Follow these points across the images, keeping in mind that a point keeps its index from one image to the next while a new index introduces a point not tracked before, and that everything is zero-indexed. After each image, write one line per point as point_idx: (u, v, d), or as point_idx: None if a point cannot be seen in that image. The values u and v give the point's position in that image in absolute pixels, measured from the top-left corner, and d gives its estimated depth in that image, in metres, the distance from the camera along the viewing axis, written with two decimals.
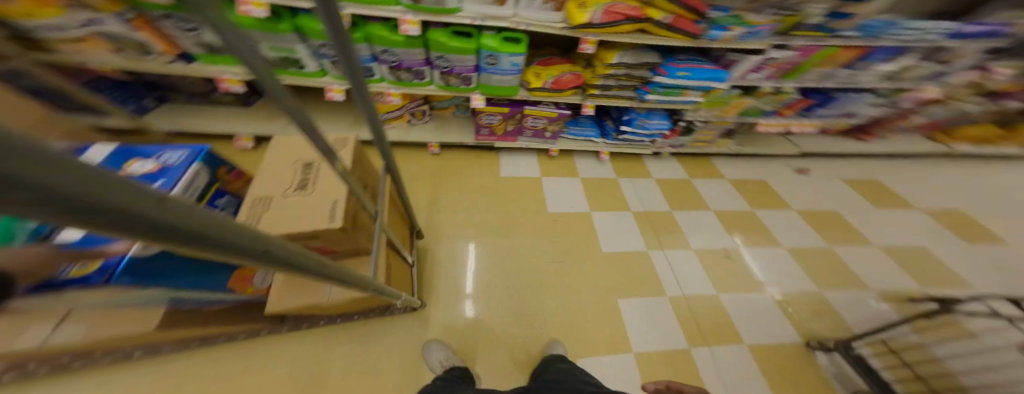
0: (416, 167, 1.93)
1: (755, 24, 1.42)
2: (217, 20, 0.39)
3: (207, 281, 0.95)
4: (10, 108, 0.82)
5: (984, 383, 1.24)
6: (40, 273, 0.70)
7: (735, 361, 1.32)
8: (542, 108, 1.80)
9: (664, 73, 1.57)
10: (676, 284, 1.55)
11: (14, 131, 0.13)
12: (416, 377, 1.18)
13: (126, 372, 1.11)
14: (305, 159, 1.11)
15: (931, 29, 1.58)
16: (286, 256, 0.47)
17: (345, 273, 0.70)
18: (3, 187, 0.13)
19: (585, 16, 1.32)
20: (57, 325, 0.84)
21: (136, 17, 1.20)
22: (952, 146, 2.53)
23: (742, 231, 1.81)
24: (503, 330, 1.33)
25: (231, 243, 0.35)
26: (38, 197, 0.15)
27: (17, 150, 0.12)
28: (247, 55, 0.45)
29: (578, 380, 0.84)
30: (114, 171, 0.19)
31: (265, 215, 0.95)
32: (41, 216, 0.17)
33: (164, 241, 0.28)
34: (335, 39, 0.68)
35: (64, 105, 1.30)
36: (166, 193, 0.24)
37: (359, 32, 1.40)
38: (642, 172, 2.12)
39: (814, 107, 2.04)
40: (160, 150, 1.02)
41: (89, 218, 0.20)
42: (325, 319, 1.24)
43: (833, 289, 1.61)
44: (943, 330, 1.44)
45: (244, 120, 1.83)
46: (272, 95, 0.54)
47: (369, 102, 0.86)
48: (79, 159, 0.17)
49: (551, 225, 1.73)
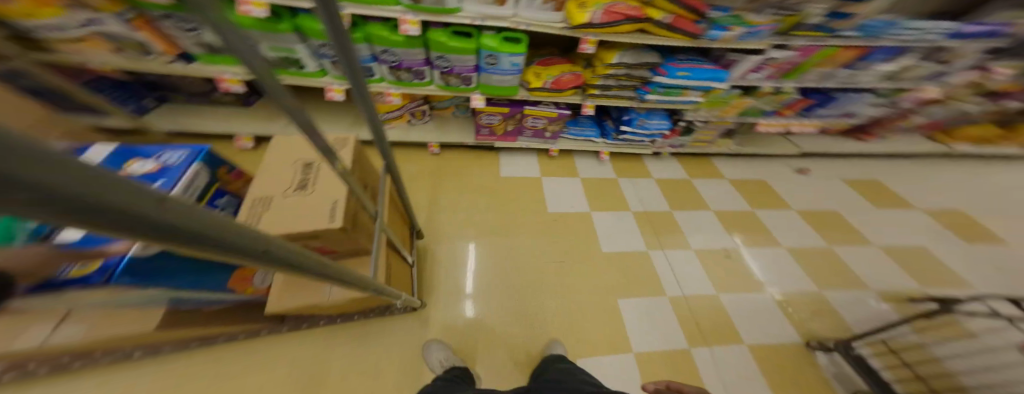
0: (416, 167, 1.93)
1: (755, 24, 1.42)
2: (217, 20, 0.39)
3: (207, 281, 0.95)
4: (10, 108, 0.82)
5: (984, 384, 1.23)
6: (40, 273, 0.69)
7: (735, 361, 1.32)
8: (542, 108, 1.80)
9: (664, 73, 1.57)
10: (676, 284, 1.54)
11: (13, 131, 0.13)
12: (416, 377, 1.17)
13: (126, 372, 1.10)
14: (305, 159, 1.11)
15: (932, 29, 1.58)
16: (285, 256, 0.46)
17: (345, 273, 0.70)
18: (3, 186, 0.13)
19: (584, 17, 1.32)
20: (57, 325, 0.83)
21: (136, 17, 1.20)
22: (951, 147, 2.53)
23: (742, 231, 1.81)
24: (503, 330, 1.33)
25: (231, 244, 0.35)
26: (38, 197, 0.15)
27: (17, 150, 0.12)
28: (247, 55, 0.45)
29: (578, 380, 0.83)
30: (115, 171, 0.19)
31: (265, 215, 0.94)
32: (41, 216, 0.17)
33: (163, 240, 0.28)
34: (335, 39, 0.68)
35: (64, 105, 1.29)
36: (167, 194, 0.24)
37: (359, 32, 1.39)
38: (642, 172, 2.12)
39: (815, 107, 2.00)
40: (160, 150, 1.02)
41: (89, 217, 0.20)
42: (325, 319, 1.24)
43: (832, 289, 1.60)
44: (943, 330, 1.44)
45: (243, 120, 1.83)
46: (273, 95, 0.53)
47: (369, 102, 0.86)
48: (79, 159, 0.16)
49: (551, 225, 1.73)
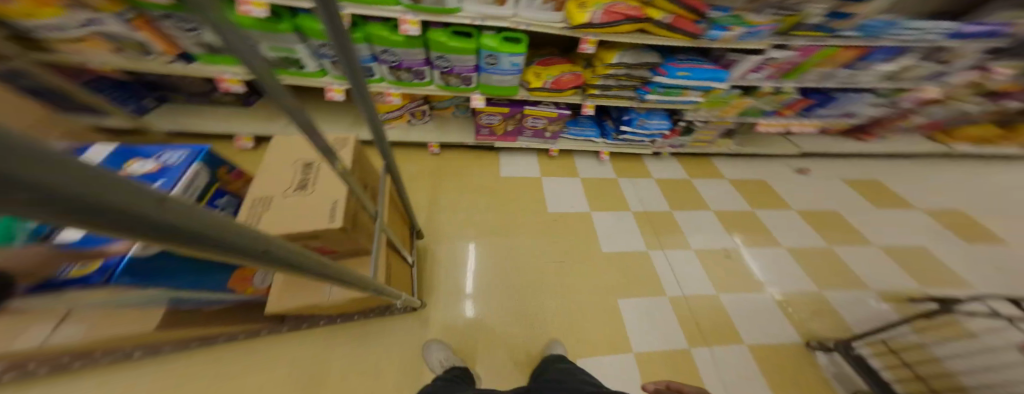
0: (416, 167, 1.94)
1: (754, 24, 1.42)
2: (217, 20, 0.40)
3: (207, 281, 0.96)
4: (10, 108, 0.80)
5: (984, 384, 1.24)
6: (41, 273, 0.69)
7: (735, 361, 1.33)
8: (542, 109, 1.80)
9: (664, 73, 1.57)
10: (676, 284, 1.55)
11: (12, 131, 0.13)
12: (416, 377, 1.18)
13: (126, 372, 1.11)
14: (306, 158, 1.11)
15: (931, 29, 1.59)
16: (286, 256, 0.47)
17: (345, 273, 0.71)
18: (3, 186, 0.13)
19: (584, 16, 1.32)
20: (57, 325, 0.84)
21: (136, 17, 1.20)
22: (951, 147, 2.54)
23: (742, 231, 1.81)
24: (503, 330, 1.34)
25: (231, 244, 0.36)
26: (38, 197, 0.16)
27: (16, 150, 0.13)
28: (247, 55, 0.45)
29: (578, 380, 0.84)
30: (114, 171, 0.19)
31: (266, 215, 0.95)
32: (42, 216, 0.18)
33: (164, 241, 0.29)
34: (335, 39, 0.68)
35: (64, 105, 1.29)
36: (165, 194, 0.24)
37: (359, 32, 1.40)
38: (642, 172, 2.13)
39: (814, 107, 2.04)
40: (160, 150, 1.03)
41: (89, 218, 0.20)
42: (325, 319, 1.25)
43: (832, 288, 1.61)
44: (943, 330, 1.45)
45: (243, 120, 1.83)
46: (273, 95, 0.54)
47: (370, 102, 0.86)
48: (79, 159, 0.17)
49: (551, 225, 1.73)
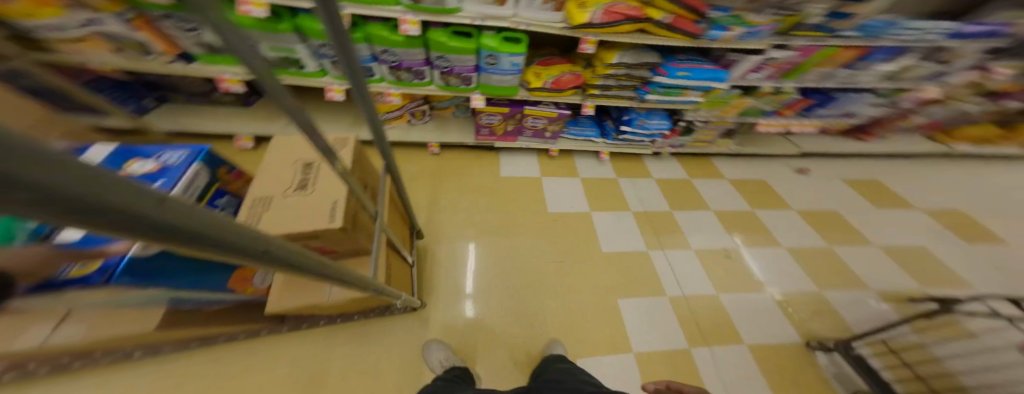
0: (416, 167, 1.93)
1: (755, 24, 1.41)
2: (217, 20, 0.38)
3: (207, 281, 0.94)
4: (9, 108, 0.78)
5: (984, 383, 1.23)
6: (40, 273, 0.68)
7: (735, 361, 1.32)
8: (543, 108, 1.79)
9: (664, 73, 1.56)
10: (676, 284, 1.54)
11: (13, 131, 0.12)
12: (416, 377, 1.17)
13: (126, 372, 1.10)
14: (305, 159, 1.10)
15: (931, 29, 1.57)
16: (286, 256, 0.46)
17: (345, 273, 0.70)
18: (3, 186, 0.12)
19: (585, 16, 1.31)
20: (57, 325, 0.83)
21: (136, 17, 1.19)
22: (952, 147, 2.53)
23: (742, 231, 1.80)
24: (503, 330, 1.33)
25: (231, 243, 0.35)
26: (38, 197, 0.15)
27: (16, 150, 0.12)
28: (246, 55, 0.44)
29: (578, 380, 0.82)
30: (115, 171, 0.18)
31: (265, 216, 0.94)
32: (41, 216, 0.17)
33: (163, 241, 0.27)
34: (335, 39, 0.67)
35: (64, 105, 1.28)
36: (166, 193, 0.23)
37: (359, 32, 1.39)
38: (642, 172, 2.12)
39: (814, 107, 2.03)
40: (160, 150, 1.02)
41: (89, 218, 0.19)
42: (325, 319, 1.23)
43: (832, 289, 1.60)
44: (943, 329, 1.44)
45: (243, 120, 1.82)
46: (273, 95, 0.53)
47: (369, 102, 0.85)
48: (79, 159, 0.16)
49: (551, 225, 1.72)
